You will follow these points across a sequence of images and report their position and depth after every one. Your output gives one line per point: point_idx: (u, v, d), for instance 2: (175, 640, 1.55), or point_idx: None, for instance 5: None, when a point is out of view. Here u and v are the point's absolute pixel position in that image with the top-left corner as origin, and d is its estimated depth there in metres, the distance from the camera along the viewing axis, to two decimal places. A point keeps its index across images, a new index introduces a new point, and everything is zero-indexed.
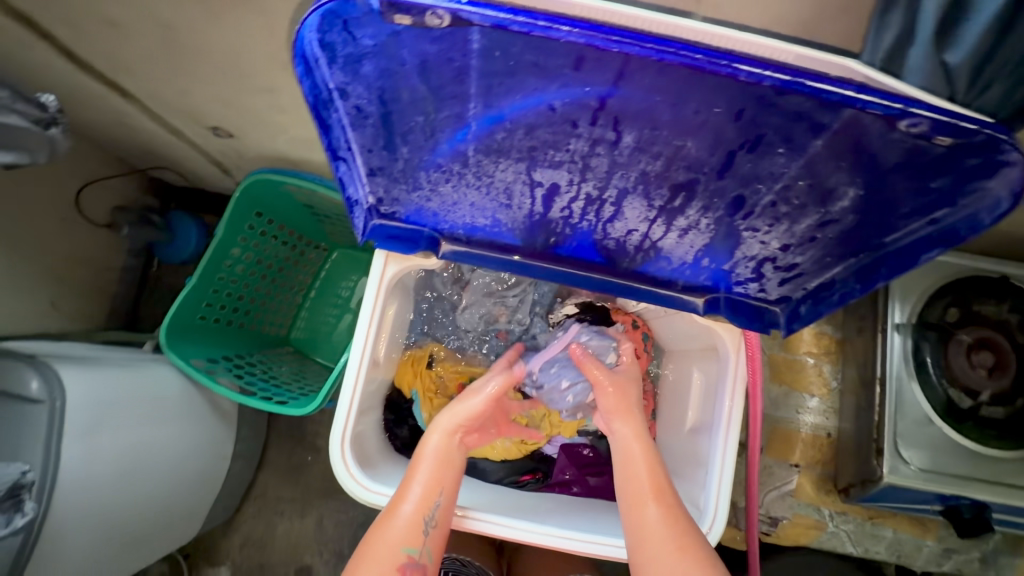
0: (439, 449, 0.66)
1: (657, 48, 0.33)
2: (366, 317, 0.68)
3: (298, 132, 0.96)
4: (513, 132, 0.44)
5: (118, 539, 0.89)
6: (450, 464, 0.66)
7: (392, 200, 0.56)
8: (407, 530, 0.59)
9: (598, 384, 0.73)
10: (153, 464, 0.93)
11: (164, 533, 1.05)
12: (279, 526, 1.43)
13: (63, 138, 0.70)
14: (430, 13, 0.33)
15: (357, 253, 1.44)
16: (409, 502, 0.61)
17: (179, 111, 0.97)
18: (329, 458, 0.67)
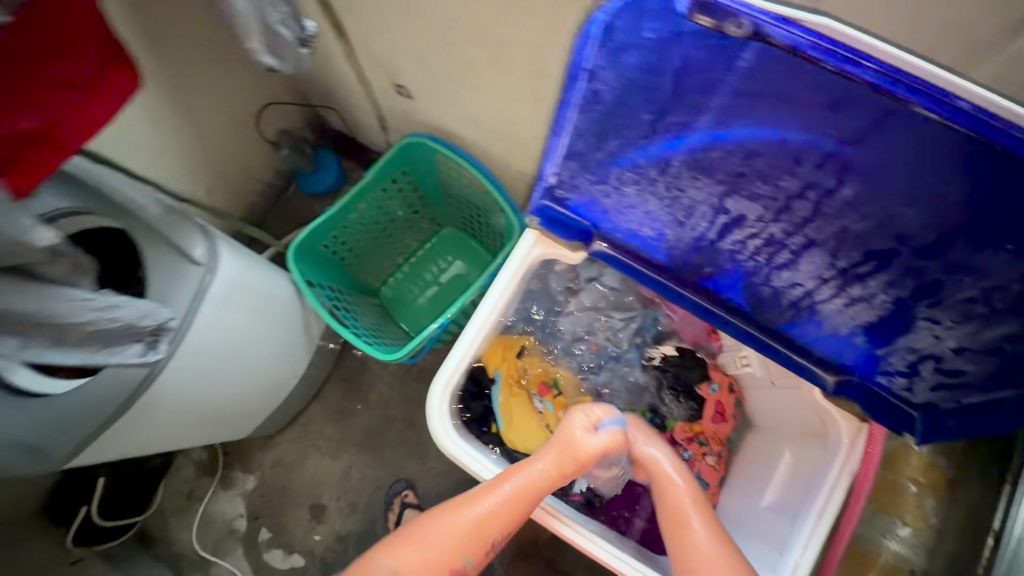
0: (528, 486, 0.64)
1: (937, 104, 0.35)
2: (501, 285, 0.71)
3: (471, 109, 1.03)
4: (729, 154, 0.46)
5: (195, 413, 0.98)
6: (527, 501, 0.64)
7: (571, 186, 0.59)
8: (471, 537, 0.63)
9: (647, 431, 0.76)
10: (247, 357, 1.02)
11: (232, 421, 1.14)
12: (311, 459, 1.48)
13: (305, 59, 0.78)
14: (735, 23, 0.36)
15: (465, 237, 1.52)
16: (484, 509, 0.64)
17: (377, 62, 1.08)
18: (426, 402, 0.69)
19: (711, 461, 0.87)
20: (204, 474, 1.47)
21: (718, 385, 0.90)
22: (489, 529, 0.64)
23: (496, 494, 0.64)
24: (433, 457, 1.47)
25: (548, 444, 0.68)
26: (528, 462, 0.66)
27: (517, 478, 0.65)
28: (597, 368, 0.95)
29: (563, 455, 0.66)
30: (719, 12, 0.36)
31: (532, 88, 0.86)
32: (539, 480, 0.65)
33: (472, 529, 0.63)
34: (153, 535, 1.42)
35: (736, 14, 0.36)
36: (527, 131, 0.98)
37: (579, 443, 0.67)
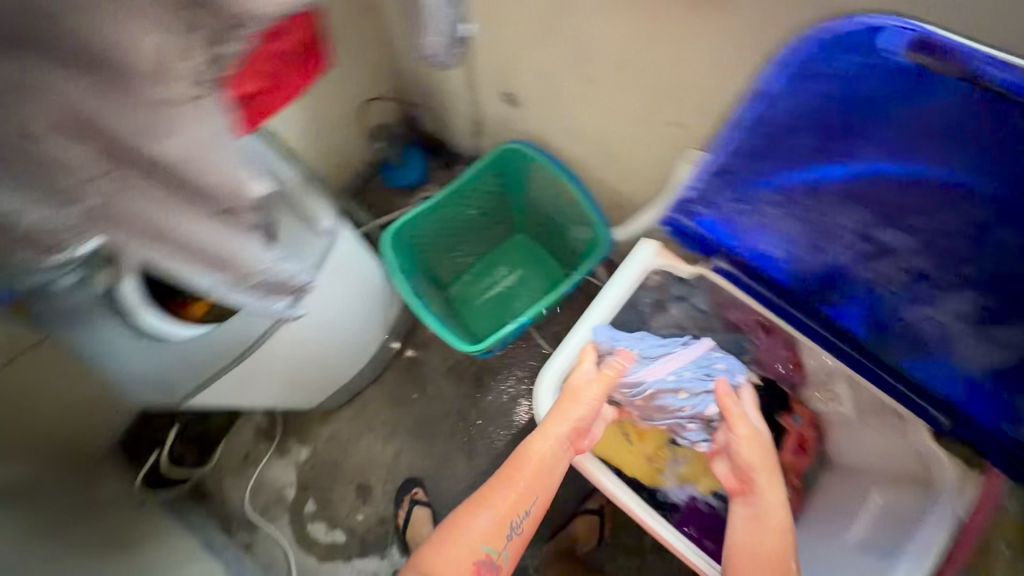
0: (544, 459, 0.79)
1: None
2: None
3: (579, 124, 1.08)
4: (891, 187, 0.50)
5: (280, 372, 1.04)
6: (546, 475, 0.80)
7: (709, 205, 0.64)
8: (494, 528, 0.77)
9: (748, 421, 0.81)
10: (336, 329, 1.08)
11: (305, 389, 1.18)
12: (363, 439, 1.53)
13: None
14: (972, 72, 0.41)
15: (537, 246, 1.55)
16: (499, 501, 0.78)
17: (494, 70, 1.14)
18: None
19: (787, 492, 0.87)
20: (262, 439, 1.53)
21: (802, 418, 0.89)
22: (506, 515, 0.78)
23: (502, 486, 0.79)
24: (480, 454, 1.50)
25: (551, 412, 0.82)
26: (526, 449, 0.80)
27: (531, 459, 0.80)
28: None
29: (575, 409, 0.81)
30: (934, 52, 0.42)
31: (649, 110, 0.91)
32: (546, 458, 0.80)
33: (495, 517, 0.78)
34: (206, 491, 1.48)
35: (977, 61, 0.40)
36: (631, 150, 1.03)
37: (581, 388, 0.83)
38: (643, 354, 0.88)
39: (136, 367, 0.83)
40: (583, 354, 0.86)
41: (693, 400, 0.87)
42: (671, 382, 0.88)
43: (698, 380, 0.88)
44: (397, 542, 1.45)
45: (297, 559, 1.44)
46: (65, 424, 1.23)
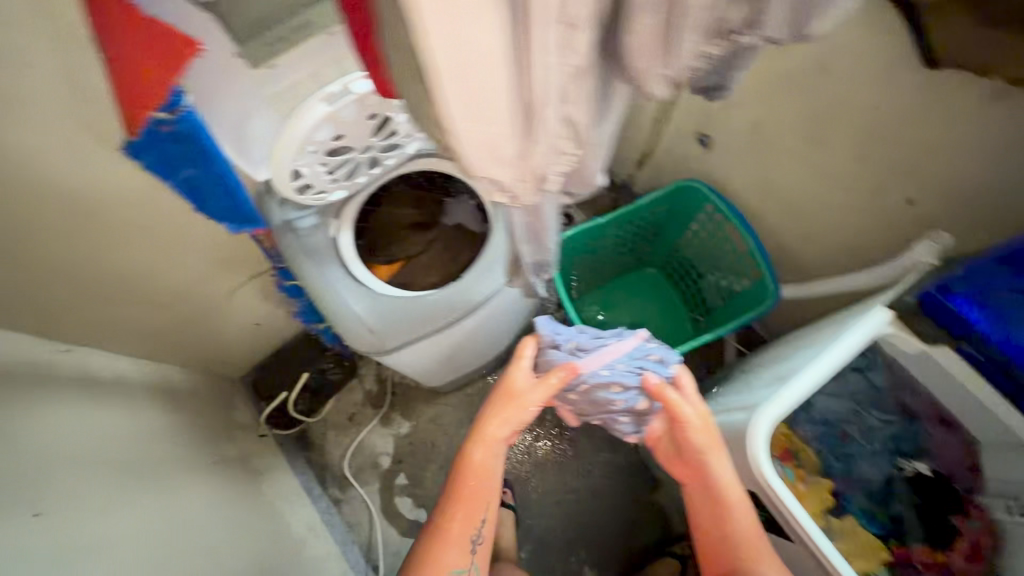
0: (483, 470, 0.85)
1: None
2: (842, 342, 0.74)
3: (779, 179, 1.09)
4: None
5: (446, 350, 1.07)
6: (490, 473, 0.85)
7: (972, 281, 0.72)
8: (454, 549, 0.82)
9: (681, 415, 0.79)
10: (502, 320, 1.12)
11: (453, 367, 1.22)
12: (463, 429, 1.57)
13: None
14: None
15: (663, 282, 1.55)
16: (453, 530, 0.83)
17: (701, 110, 1.16)
18: (750, 424, 0.71)
19: None
20: (369, 405, 1.59)
21: (979, 522, 0.85)
22: (461, 535, 0.83)
23: (453, 519, 0.83)
24: (574, 471, 1.51)
25: (496, 418, 0.85)
26: (463, 464, 0.85)
27: (474, 467, 0.84)
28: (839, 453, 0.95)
29: (514, 408, 0.85)
30: None
31: (877, 181, 0.91)
32: (491, 465, 0.85)
33: (455, 541, 0.83)
34: (310, 440, 1.55)
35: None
36: (831, 214, 1.03)
37: (522, 389, 0.85)
38: (579, 349, 0.86)
39: (350, 314, 0.93)
40: (524, 346, 0.88)
41: (625, 391, 0.84)
42: (607, 377, 0.83)
43: (632, 374, 0.83)
44: None
45: (381, 528, 1.48)
46: (220, 348, 1.33)
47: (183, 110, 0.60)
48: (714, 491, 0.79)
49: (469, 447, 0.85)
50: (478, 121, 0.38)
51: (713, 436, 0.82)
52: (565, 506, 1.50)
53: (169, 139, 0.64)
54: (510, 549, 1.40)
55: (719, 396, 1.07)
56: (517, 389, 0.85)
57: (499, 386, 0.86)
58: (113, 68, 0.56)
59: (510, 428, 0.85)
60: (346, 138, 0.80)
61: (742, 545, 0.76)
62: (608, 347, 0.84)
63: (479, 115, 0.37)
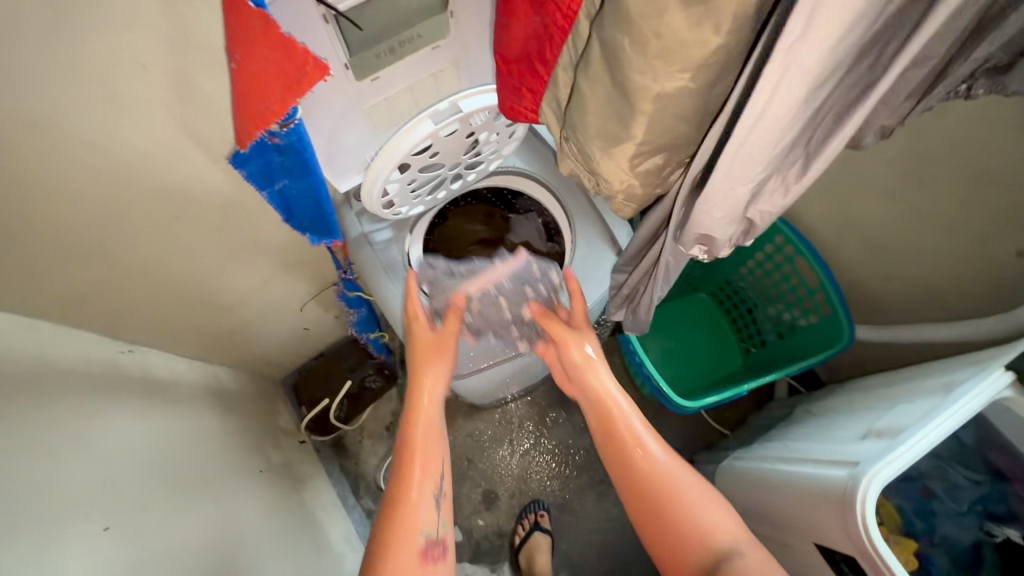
0: (428, 417, 0.80)
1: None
2: (960, 403, 0.70)
3: (866, 217, 1.04)
4: None
5: (507, 373, 1.05)
6: (434, 421, 0.80)
7: None
8: (428, 503, 0.73)
9: (563, 331, 0.90)
10: None
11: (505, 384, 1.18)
12: (499, 447, 1.53)
13: None
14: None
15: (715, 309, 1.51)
16: (425, 484, 0.75)
17: None
18: (859, 485, 0.67)
19: None
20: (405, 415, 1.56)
21: None
22: (425, 488, 0.74)
23: (415, 471, 0.75)
24: (613, 497, 1.48)
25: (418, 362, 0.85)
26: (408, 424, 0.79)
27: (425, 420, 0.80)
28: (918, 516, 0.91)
29: (441, 349, 0.86)
30: None
31: (987, 228, 0.87)
32: (434, 410, 0.81)
33: (422, 490, 0.74)
34: (345, 447, 1.52)
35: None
36: (922, 257, 0.99)
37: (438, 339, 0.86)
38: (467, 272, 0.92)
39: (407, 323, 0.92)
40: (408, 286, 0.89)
41: (516, 302, 0.93)
42: (498, 292, 0.91)
43: (519, 290, 0.93)
44: (511, 559, 1.45)
45: None
46: (267, 351, 1.31)
47: (296, 122, 0.58)
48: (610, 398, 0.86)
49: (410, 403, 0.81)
50: (730, 184, 0.53)
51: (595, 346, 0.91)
52: (602, 535, 1.46)
53: (276, 149, 0.62)
54: None
55: (785, 438, 1.04)
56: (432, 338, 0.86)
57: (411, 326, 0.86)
58: (238, 84, 0.54)
59: (441, 371, 0.84)
60: (440, 154, 0.77)
61: (656, 466, 0.79)
62: (494, 267, 0.92)
63: (734, 181, 0.53)
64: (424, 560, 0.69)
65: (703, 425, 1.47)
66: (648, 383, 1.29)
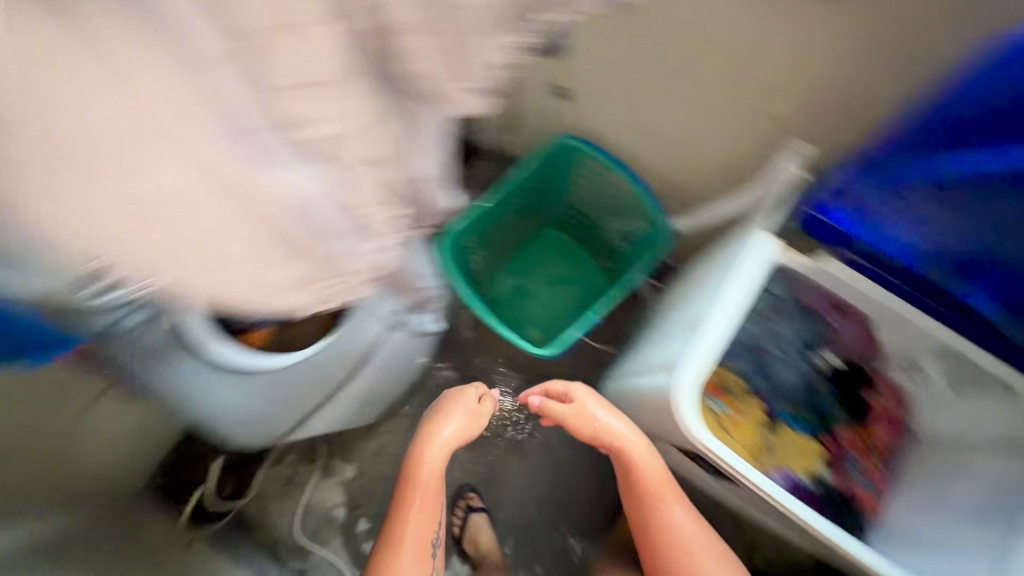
0: (424, 501, 0.93)
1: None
2: (738, 283, 0.76)
3: (648, 117, 1.06)
4: (1005, 179, 0.69)
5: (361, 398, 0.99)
6: (426, 499, 0.93)
7: (853, 195, 0.78)
8: (414, 562, 0.91)
9: (583, 418, 0.92)
10: (411, 345, 1.05)
11: (368, 400, 1.10)
12: (412, 452, 1.49)
13: None
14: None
15: (566, 242, 1.50)
16: (410, 545, 0.91)
17: (555, 65, 1.09)
18: (674, 397, 0.71)
19: (876, 468, 0.92)
20: (303, 462, 1.46)
21: (887, 396, 0.94)
22: (425, 533, 0.93)
23: (412, 522, 0.92)
24: (533, 452, 1.50)
25: (416, 446, 0.95)
26: (408, 499, 0.93)
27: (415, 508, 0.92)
28: (758, 376, 0.98)
29: (436, 439, 0.95)
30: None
31: (738, 99, 0.91)
32: (427, 490, 0.94)
33: (421, 537, 0.93)
34: (249, 522, 1.40)
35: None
36: (703, 138, 1.02)
37: (427, 459, 0.93)
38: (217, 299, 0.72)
39: (226, 400, 0.79)
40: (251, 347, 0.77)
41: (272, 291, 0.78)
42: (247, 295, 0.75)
43: None
44: (456, 552, 1.43)
45: None
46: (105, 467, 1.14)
47: None
48: (623, 463, 0.92)
49: (414, 460, 0.94)
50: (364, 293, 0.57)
51: (642, 455, 0.91)
52: (535, 491, 1.49)
53: None
54: (494, 550, 1.39)
55: (639, 346, 1.07)
56: (429, 446, 0.94)
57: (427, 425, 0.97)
58: None
59: (432, 456, 0.94)
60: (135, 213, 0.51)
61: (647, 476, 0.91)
62: None
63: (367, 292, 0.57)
64: None
65: (590, 353, 1.51)
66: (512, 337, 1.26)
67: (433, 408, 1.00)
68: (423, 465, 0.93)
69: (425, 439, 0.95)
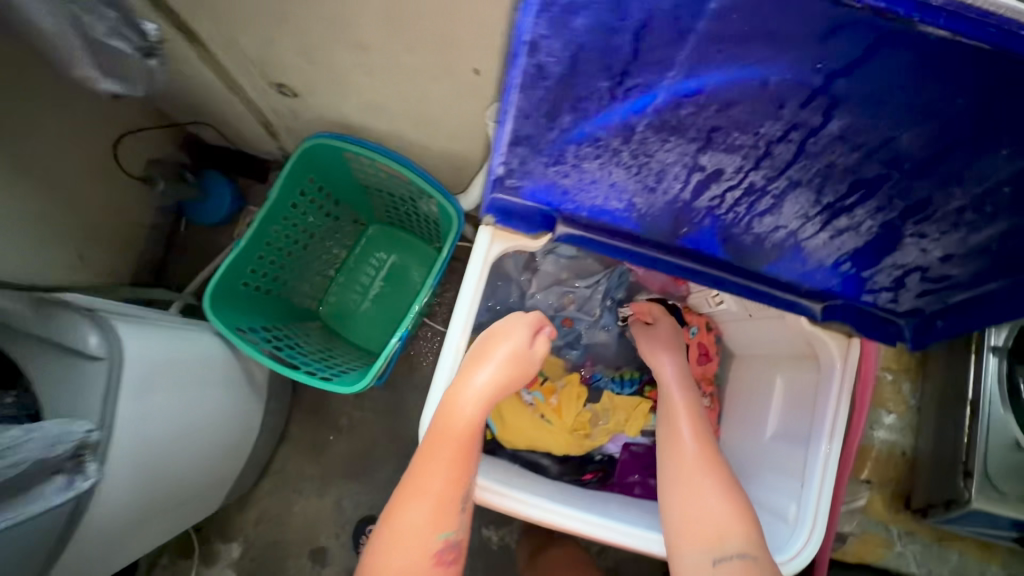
0: (450, 457, 0.61)
1: (966, 21, 0.30)
2: (467, 298, 0.64)
3: (374, 96, 0.90)
4: (703, 107, 0.41)
5: (171, 504, 0.88)
6: (458, 461, 0.61)
7: (522, 173, 0.53)
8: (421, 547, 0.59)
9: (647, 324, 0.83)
10: (204, 428, 0.92)
11: (208, 490, 1.00)
12: (296, 504, 1.38)
13: (162, 71, 0.57)
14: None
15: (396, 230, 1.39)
16: (417, 518, 0.59)
17: (247, 62, 0.91)
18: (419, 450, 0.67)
19: (706, 404, 0.88)
20: (181, 557, 1.34)
21: (697, 327, 0.89)
22: (447, 510, 0.60)
23: (433, 472, 0.61)
24: None
25: (446, 389, 0.64)
26: (432, 440, 0.62)
27: (438, 460, 0.61)
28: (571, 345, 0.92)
29: (475, 378, 0.63)
30: None
31: (436, 62, 0.76)
32: (451, 452, 0.61)
33: (437, 512, 0.60)
34: None
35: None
36: (442, 107, 0.88)
37: (465, 411, 0.61)
38: None
39: None
40: None
41: None
42: None
43: None
44: None
45: None
46: None
47: None
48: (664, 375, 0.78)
49: (448, 405, 0.62)
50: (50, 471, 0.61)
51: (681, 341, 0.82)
52: None
53: None
54: None
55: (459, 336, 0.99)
56: (473, 368, 0.63)
57: (471, 367, 0.63)
58: None
59: (462, 404, 0.62)
60: None
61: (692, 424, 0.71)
62: None
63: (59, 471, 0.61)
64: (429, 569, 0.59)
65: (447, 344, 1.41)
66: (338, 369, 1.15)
67: (477, 352, 0.65)
68: (465, 401, 0.62)
69: (473, 367, 0.63)
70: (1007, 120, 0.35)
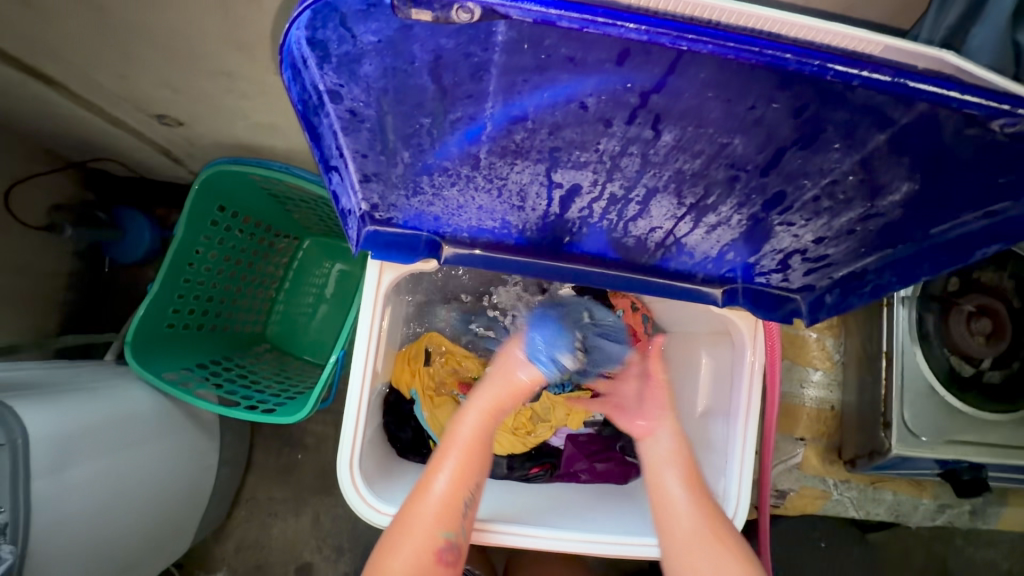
0: (470, 444, 0.60)
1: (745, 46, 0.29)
2: (365, 328, 0.61)
3: (262, 118, 0.84)
4: (535, 131, 0.38)
5: (120, 563, 0.86)
6: (477, 454, 0.60)
7: (388, 206, 0.50)
8: (426, 541, 0.54)
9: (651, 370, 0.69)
10: (148, 484, 0.88)
11: (168, 541, 0.98)
12: (274, 527, 1.26)
13: None
14: (459, 8, 0.27)
15: (331, 242, 1.27)
16: (429, 503, 0.56)
17: (115, 96, 0.82)
18: (340, 488, 0.61)
19: None
20: None
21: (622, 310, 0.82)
22: (453, 502, 0.57)
23: (452, 463, 0.59)
24: None
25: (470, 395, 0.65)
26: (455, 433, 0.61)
27: (455, 449, 0.60)
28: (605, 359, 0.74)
29: (493, 378, 0.65)
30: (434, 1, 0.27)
31: None
32: (463, 445, 0.60)
33: (445, 503, 0.56)
34: None
35: None
36: None
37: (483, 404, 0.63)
38: None
39: None
40: None
41: None
42: None
43: None
44: None
45: None
46: None
47: None
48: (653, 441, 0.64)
49: (465, 405, 0.63)
50: None
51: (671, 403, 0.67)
52: None
53: None
54: None
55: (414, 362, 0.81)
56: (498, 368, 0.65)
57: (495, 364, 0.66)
58: None
59: (469, 412, 0.63)
60: None
61: (660, 453, 0.63)
62: None
63: None
64: (430, 566, 0.54)
65: None
66: (279, 392, 1.07)
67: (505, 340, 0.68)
68: (485, 396, 0.63)
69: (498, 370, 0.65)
70: (821, 126, 0.34)
